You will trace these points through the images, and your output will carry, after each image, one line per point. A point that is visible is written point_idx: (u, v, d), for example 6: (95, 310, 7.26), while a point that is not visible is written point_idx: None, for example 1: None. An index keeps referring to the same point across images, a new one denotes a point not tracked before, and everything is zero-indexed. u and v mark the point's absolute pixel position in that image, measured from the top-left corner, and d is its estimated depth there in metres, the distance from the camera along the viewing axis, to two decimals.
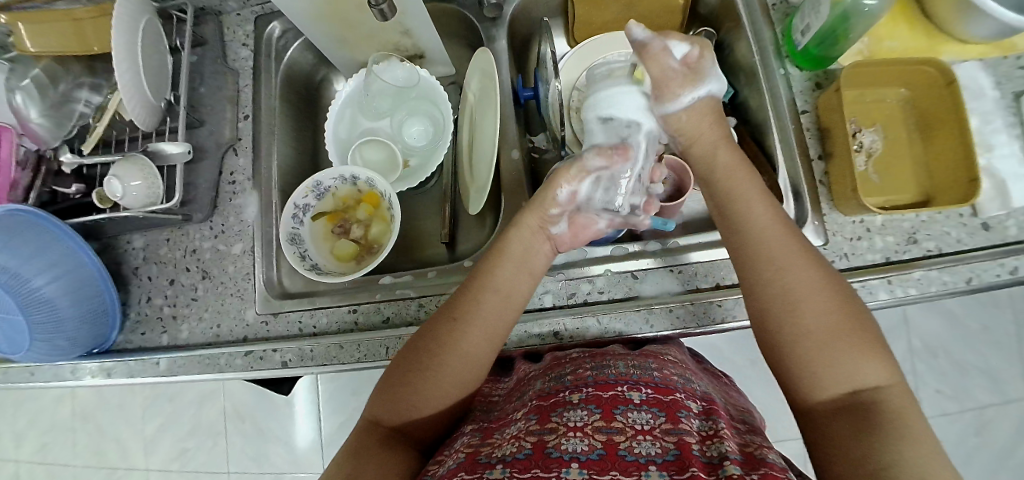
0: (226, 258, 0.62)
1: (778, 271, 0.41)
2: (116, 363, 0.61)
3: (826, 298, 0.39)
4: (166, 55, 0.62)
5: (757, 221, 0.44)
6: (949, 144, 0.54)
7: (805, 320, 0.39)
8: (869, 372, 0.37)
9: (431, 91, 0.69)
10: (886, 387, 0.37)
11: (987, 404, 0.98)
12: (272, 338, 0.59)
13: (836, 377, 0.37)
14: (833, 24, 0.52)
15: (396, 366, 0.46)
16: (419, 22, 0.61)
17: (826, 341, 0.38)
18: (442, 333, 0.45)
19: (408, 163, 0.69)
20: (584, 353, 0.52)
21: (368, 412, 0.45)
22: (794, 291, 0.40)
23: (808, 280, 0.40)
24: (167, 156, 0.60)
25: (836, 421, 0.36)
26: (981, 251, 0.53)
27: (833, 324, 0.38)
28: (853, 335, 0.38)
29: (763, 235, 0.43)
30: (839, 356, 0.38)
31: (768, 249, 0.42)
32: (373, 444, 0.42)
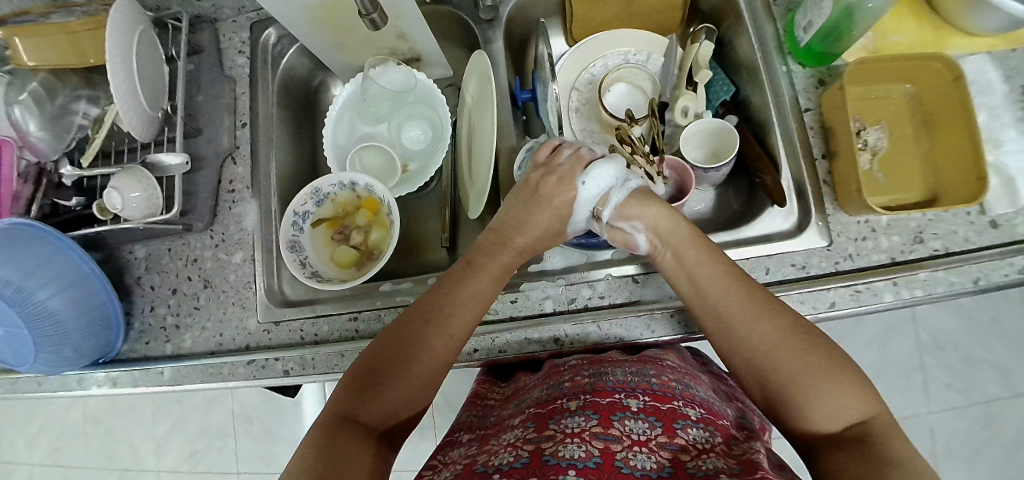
0: (228, 266, 0.62)
1: (743, 328, 0.43)
2: (122, 372, 0.61)
3: (792, 343, 0.41)
4: (161, 65, 0.61)
5: (720, 291, 0.44)
6: (956, 142, 0.53)
7: (784, 380, 0.40)
8: (851, 407, 0.38)
9: (428, 94, 0.69)
10: (870, 419, 0.38)
11: (997, 398, 0.96)
12: (274, 346, 0.59)
13: (820, 417, 0.39)
14: (834, 23, 0.51)
15: (364, 364, 0.44)
16: (413, 24, 0.60)
17: (805, 393, 0.39)
18: (417, 326, 0.46)
19: (408, 167, 0.68)
20: (582, 360, 0.52)
21: (328, 408, 0.42)
22: (762, 356, 0.41)
23: (763, 339, 0.41)
24: (165, 168, 0.60)
25: (834, 454, 0.37)
26: (990, 250, 0.53)
27: (807, 376, 0.39)
28: (828, 386, 0.39)
29: (722, 297, 0.44)
30: (821, 402, 0.39)
31: (733, 314, 0.43)
32: (340, 441, 0.39)
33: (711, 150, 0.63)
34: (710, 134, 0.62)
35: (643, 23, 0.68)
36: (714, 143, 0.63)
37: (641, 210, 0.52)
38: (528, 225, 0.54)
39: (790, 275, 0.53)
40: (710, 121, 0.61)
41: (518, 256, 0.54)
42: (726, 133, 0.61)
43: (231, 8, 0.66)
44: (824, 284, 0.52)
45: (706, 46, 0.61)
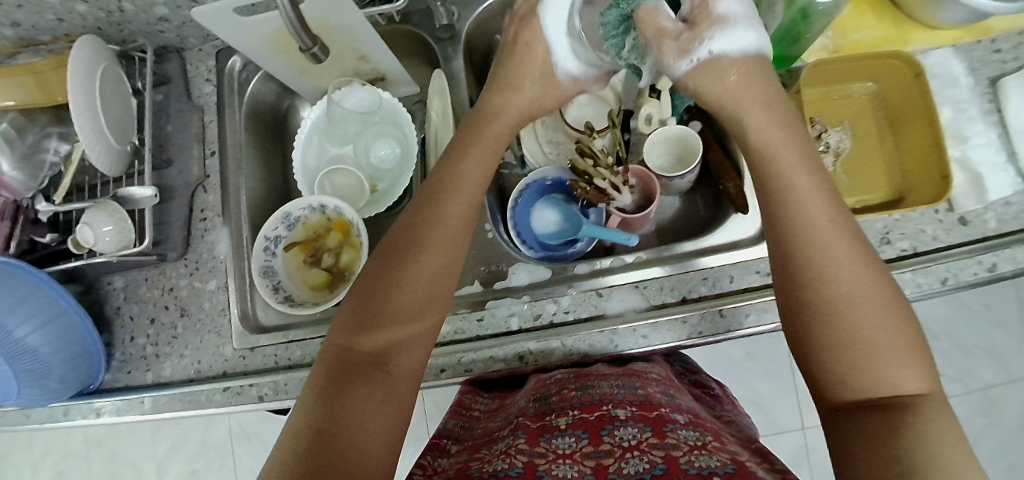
0: (202, 294, 0.63)
1: (818, 254, 0.37)
2: (106, 402, 0.63)
3: (867, 280, 0.36)
4: (128, 99, 0.62)
5: (807, 213, 0.39)
6: (919, 139, 0.52)
7: (841, 328, 0.35)
8: (901, 374, 0.34)
9: (394, 113, 0.69)
10: (924, 394, 0.33)
11: (993, 384, 0.95)
12: (250, 372, 0.60)
13: (861, 375, 0.34)
14: (788, 26, 0.50)
15: (368, 289, 0.43)
16: (372, 46, 0.60)
17: (869, 349, 0.34)
18: (421, 246, 0.44)
19: (376, 186, 0.68)
20: (567, 375, 0.53)
21: (331, 337, 0.42)
22: (841, 291, 0.36)
23: (852, 278, 0.36)
24: (133, 201, 0.61)
25: (869, 421, 0.33)
26: (958, 247, 0.52)
27: (881, 330, 0.35)
28: (892, 347, 0.34)
29: (802, 214, 0.39)
30: (881, 359, 0.34)
31: (812, 239, 0.38)
32: (344, 382, 0.39)
33: (676, 157, 0.63)
34: (674, 141, 0.62)
35: None
36: (679, 149, 0.62)
37: (719, 73, 0.48)
38: (515, 98, 0.57)
39: (755, 283, 0.53)
40: (672, 128, 0.62)
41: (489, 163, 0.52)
42: (689, 137, 0.61)
43: (196, 38, 0.66)
44: None
45: None
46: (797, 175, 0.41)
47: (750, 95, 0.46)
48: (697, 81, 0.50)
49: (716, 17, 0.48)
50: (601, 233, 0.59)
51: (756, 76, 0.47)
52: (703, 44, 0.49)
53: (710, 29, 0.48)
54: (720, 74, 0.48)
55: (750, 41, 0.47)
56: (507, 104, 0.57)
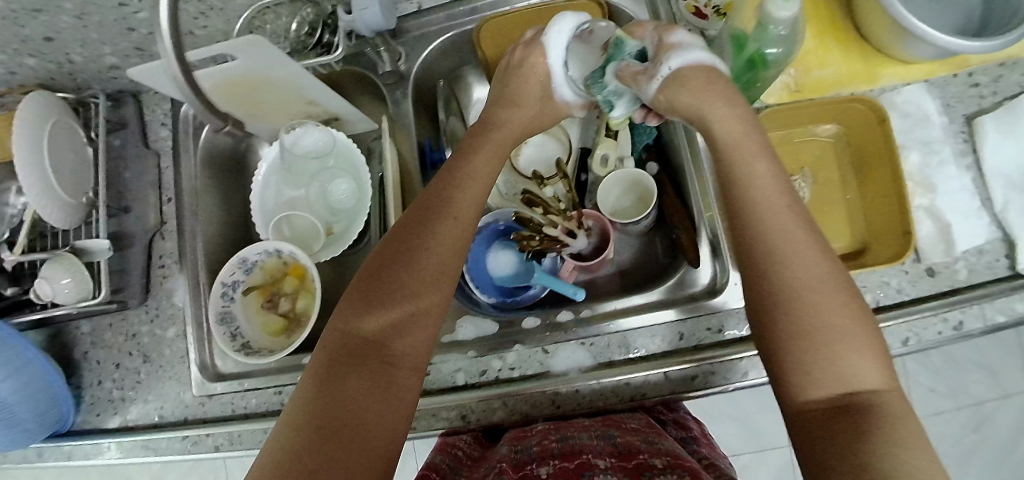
0: (162, 341, 0.64)
1: (776, 236, 0.36)
2: (73, 446, 0.64)
3: (821, 273, 0.35)
4: (83, 148, 0.63)
5: (768, 201, 0.38)
6: (882, 189, 0.49)
7: (804, 322, 0.34)
8: (865, 372, 0.33)
9: (349, 155, 0.68)
10: (883, 390, 0.33)
11: (985, 399, 0.91)
12: (208, 419, 0.61)
13: (824, 371, 0.33)
14: (739, 74, 0.48)
15: (369, 280, 0.45)
16: (318, 92, 0.59)
17: (827, 342, 0.33)
18: (421, 237, 0.45)
19: (333, 229, 0.68)
20: (550, 425, 0.50)
21: (334, 323, 0.44)
22: (805, 283, 0.35)
23: (812, 270, 0.35)
24: (90, 254, 0.61)
25: (831, 421, 0.32)
26: (925, 302, 0.49)
27: (842, 323, 0.34)
28: (854, 339, 0.34)
29: (763, 200, 0.38)
30: (842, 354, 0.33)
31: (771, 227, 0.37)
32: (343, 371, 0.41)
33: (633, 198, 0.62)
34: (630, 184, 0.61)
35: None
36: (636, 191, 0.62)
37: (681, 84, 0.45)
38: (515, 115, 0.55)
39: (705, 340, 0.51)
40: (627, 172, 0.60)
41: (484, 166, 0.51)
42: (644, 180, 0.60)
43: None
44: (737, 354, 0.49)
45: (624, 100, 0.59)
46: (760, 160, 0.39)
47: (724, 107, 0.42)
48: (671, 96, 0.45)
49: (672, 45, 0.47)
50: (550, 282, 0.58)
51: (712, 82, 0.44)
52: (664, 64, 0.46)
53: (663, 53, 0.47)
54: (681, 85, 0.44)
55: (699, 56, 0.45)
56: (509, 118, 0.55)
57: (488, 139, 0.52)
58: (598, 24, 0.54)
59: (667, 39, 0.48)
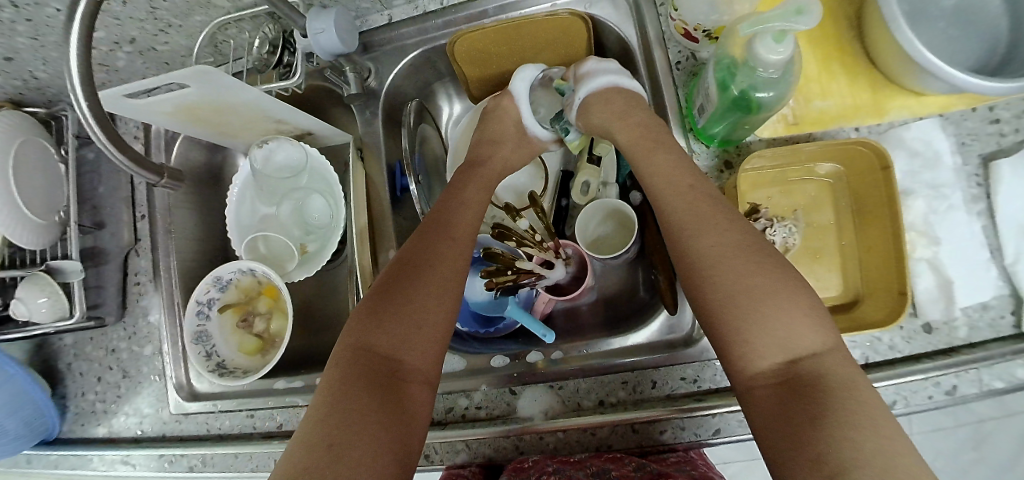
0: (140, 358, 0.65)
1: (688, 238, 0.42)
2: (60, 456, 0.66)
3: (743, 263, 0.39)
4: (55, 165, 0.62)
5: (675, 192, 0.44)
6: (880, 241, 0.45)
7: (724, 297, 0.39)
8: (804, 341, 0.37)
9: (324, 171, 0.66)
10: (823, 353, 0.37)
11: (984, 418, 0.64)
12: (184, 437, 0.62)
13: (764, 350, 0.38)
14: (725, 113, 0.44)
15: (377, 295, 0.45)
16: (285, 112, 0.57)
17: (753, 313, 0.38)
18: (425, 246, 0.47)
19: (306, 248, 0.66)
20: (546, 456, 0.48)
21: (345, 340, 0.43)
22: (719, 264, 0.40)
23: (720, 245, 0.40)
24: (64, 274, 0.60)
25: (789, 401, 0.36)
26: (920, 362, 0.46)
27: (777, 299, 0.38)
28: (790, 309, 0.38)
29: (666, 193, 0.44)
30: (778, 326, 0.37)
31: (675, 216, 0.43)
32: (354, 387, 0.40)
33: (616, 227, 0.59)
34: (611, 213, 0.58)
35: None
36: (618, 220, 0.59)
37: (588, 113, 0.52)
38: (500, 148, 0.57)
39: (679, 390, 0.49)
40: (610, 201, 0.57)
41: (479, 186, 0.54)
42: (625, 210, 0.57)
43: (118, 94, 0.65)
44: (709, 411, 0.47)
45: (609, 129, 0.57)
46: (658, 157, 0.46)
47: (621, 123, 0.49)
48: (593, 121, 0.52)
49: (582, 76, 0.53)
50: (522, 316, 0.55)
51: (613, 105, 0.50)
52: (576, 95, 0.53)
53: (577, 84, 0.53)
54: (593, 107, 0.51)
55: (601, 82, 0.51)
56: (495, 152, 0.56)
57: (476, 174, 0.55)
58: (552, 72, 0.58)
59: (580, 72, 0.54)
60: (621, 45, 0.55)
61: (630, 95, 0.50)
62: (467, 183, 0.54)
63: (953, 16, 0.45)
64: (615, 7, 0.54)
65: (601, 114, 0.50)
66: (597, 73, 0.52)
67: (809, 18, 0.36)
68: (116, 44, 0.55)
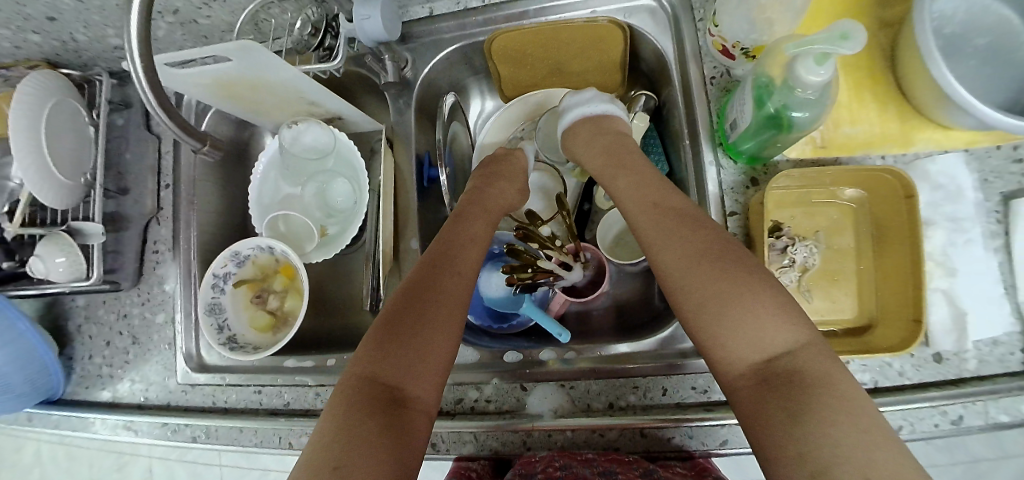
0: (152, 326, 0.65)
1: (657, 254, 0.45)
2: (61, 416, 0.67)
3: (706, 272, 0.41)
4: (85, 128, 0.63)
5: (646, 210, 0.47)
6: (898, 268, 0.46)
7: (691, 305, 0.41)
8: (776, 339, 0.38)
9: (350, 155, 0.66)
10: (795, 350, 0.37)
11: (981, 458, 0.65)
12: (189, 408, 0.62)
13: (742, 352, 0.39)
14: (757, 131, 0.44)
15: (384, 324, 0.45)
16: (319, 94, 0.58)
17: (724, 316, 0.40)
18: (430, 275, 0.48)
19: (326, 230, 0.66)
20: (554, 453, 0.49)
21: (352, 369, 0.43)
22: (683, 277, 0.42)
23: (683, 257, 0.43)
24: (85, 236, 0.61)
25: (767, 400, 0.36)
26: (927, 389, 0.47)
27: (751, 303, 0.39)
28: (756, 308, 0.39)
29: (642, 211, 0.48)
30: (749, 327, 0.39)
31: (644, 232, 0.46)
32: (356, 412, 0.40)
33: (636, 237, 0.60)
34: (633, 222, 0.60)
35: (577, 82, 0.63)
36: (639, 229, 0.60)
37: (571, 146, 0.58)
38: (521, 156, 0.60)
39: (690, 399, 0.50)
40: None
41: (486, 193, 0.57)
42: None
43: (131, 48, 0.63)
44: (717, 421, 0.48)
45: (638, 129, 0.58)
46: (625, 175, 0.51)
47: (590, 151, 0.54)
48: (575, 149, 0.56)
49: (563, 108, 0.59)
50: (536, 315, 0.56)
51: (582, 131, 0.55)
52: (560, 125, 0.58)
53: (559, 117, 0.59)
54: (572, 138, 0.57)
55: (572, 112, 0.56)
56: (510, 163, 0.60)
57: (486, 179, 0.58)
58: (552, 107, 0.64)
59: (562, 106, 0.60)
60: (657, 56, 0.56)
61: (598, 120, 0.55)
62: (473, 192, 0.57)
63: (987, 54, 0.46)
64: (653, 19, 0.55)
65: (579, 144, 0.56)
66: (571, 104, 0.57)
67: (854, 44, 0.37)
68: (159, 13, 0.56)
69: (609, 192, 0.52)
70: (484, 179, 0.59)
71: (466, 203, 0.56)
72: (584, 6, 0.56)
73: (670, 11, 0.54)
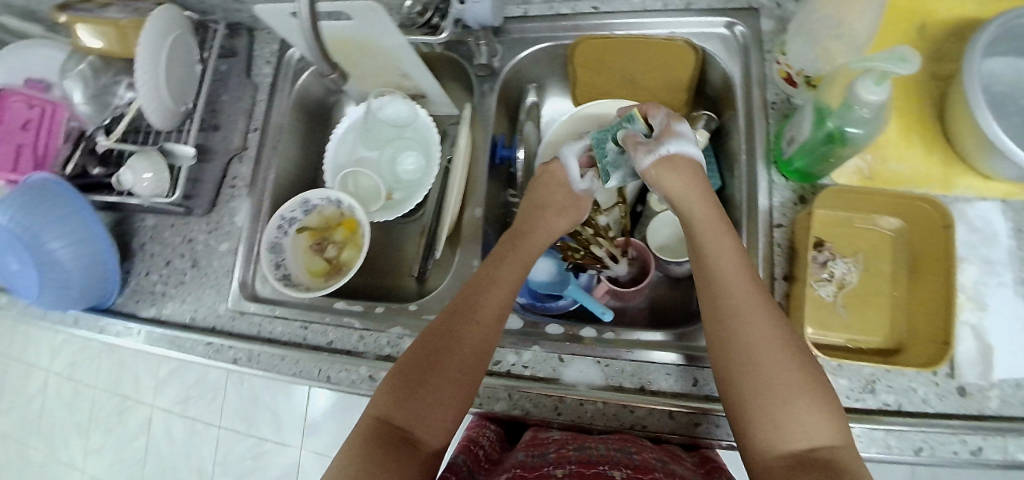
0: (214, 252, 0.69)
1: (734, 323, 0.44)
2: (108, 323, 0.70)
3: (779, 355, 0.42)
4: (194, 64, 0.69)
5: (732, 275, 0.47)
6: (932, 295, 0.49)
7: (757, 378, 0.42)
8: (823, 434, 0.39)
9: (425, 130, 0.71)
10: (837, 446, 0.39)
11: None
12: (234, 334, 0.65)
13: (792, 434, 0.39)
14: (815, 144, 0.48)
15: (398, 371, 0.47)
16: (414, 66, 0.64)
17: (786, 397, 0.40)
18: (448, 327, 0.50)
19: (392, 195, 0.71)
20: (568, 435, 0.51)
21: (370, 409, 0.46)
22: (759, 351, 0.42)
23: (762, 334, 0.43)
24: (176, 157, 0.67)
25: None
26: (948, 418, 0.49)
27: (807, 392, 0.40)
28: (811, 399, 0.40)
29: (724, 274, 0.47)
30: (802, 413, 0.40)
31: (728, 296, 0.46)
32: (372, 449, 0.42)
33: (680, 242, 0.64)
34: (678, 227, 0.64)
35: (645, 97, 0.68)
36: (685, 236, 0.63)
37: (670, 168, 0.53)
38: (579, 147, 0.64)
39: None
40: None
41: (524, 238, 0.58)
42: None
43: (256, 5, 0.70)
44: None
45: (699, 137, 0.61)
46: (721, 235, 0.49)
47: (697, 199, 0.52)
48: (673, 178, 0.53)
49: (675, 131, 0.55)
50: (583, 298, 0.59)
51: (686, 169, 0.52)
52: (663, 145, 0.54)
53: (667, 136, 0.54)
54: (675, 169, 0.53)
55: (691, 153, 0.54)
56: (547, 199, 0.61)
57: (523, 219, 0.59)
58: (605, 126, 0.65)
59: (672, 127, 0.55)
60: (725, 80, 0.61)
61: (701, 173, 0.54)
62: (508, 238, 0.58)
63: None
64: (725, 46, 0.61)
65: (682, 180, 0.53)
66: (685, 137, 0.55)
67: (912, 66, 0.40)
68: None
69: (701, 243, 0.50)
70: (548, 164, 0.64)
71: (504, 245, 0.58)
72: (664, 26, 0.62)
73: (742, 41, 0.60)
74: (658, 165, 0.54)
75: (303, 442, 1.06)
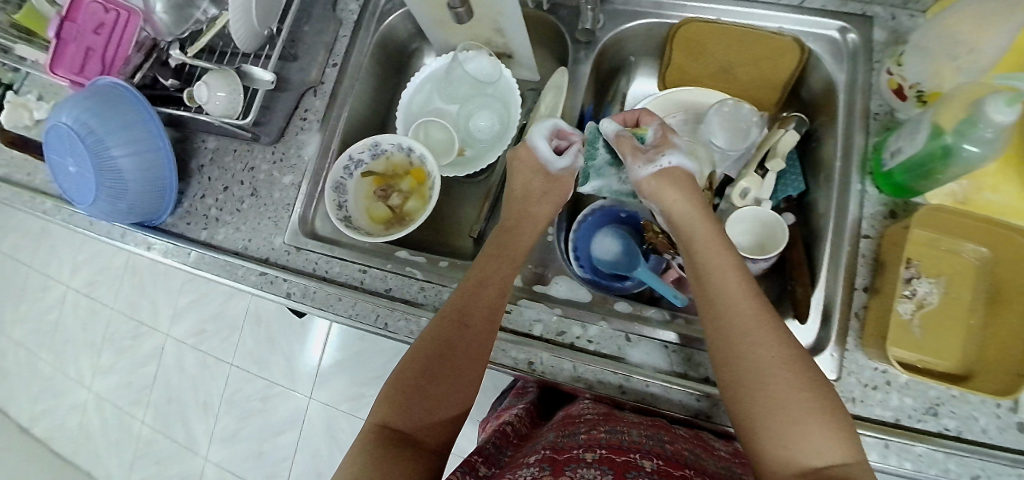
0: (275, 183, 0.68)
1: (729, 351, 0.43)
2: (158, 241, 0.69)
3: (776, 377, 0.40)
4: None
5: (727, 296, 0.45)
6: (1009, 328, 0.48)
7: (754, 402, 0.40)
8: (834, 452, 0.37)
9: (506, 91, 0.70)
10: (851, 464, 0.37)
11: None
12: (290, 269, 0.64)
13: (799, 457, 0.37)
14: (923, 160, 0.48)
15: (396, 380, 0.47)
16: (512, 23, 0.62)
17: (788, 419, 0.38)
18: (443, 331, 0.49)
19: (464, 151, 0.70)
20: (598, 415, 0.50)
21: (371, 418, 0.46)
22: (754, 377, 0.40)
23: (756, 358, 0.41)
24: (253, 80, 0.63)
25: None
26: (1008, 452, 0.48)
27: (810, 411, 0.38)
28: (814, 419, 0.38)
29: (717, 298, 0.45)
30: (807, 435, 0.37)
31: (723, 318, 0.44)
32: (373, 453, 0.42)
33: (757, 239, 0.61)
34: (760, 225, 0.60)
35: (737, 91, 0.67)
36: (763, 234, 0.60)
37: (664, 184, 0.54)
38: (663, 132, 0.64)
39: None
40: (765, 211, 0.59)
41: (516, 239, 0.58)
42: (777, 226, 0.59)
43: None
44: None
45: (791, 136, 0.59)
46: (714, 254, 0.47)
47: (695, 219, 0.51)
48: (664, 190, 0.53)
49: (671, 142, 0.56)
50: (651, 281, 0.59)
51: (683, 183, 0.53)
52: (663, 157, 0.55)
53: (664, 148, 0.56)
54: (677, 186, 0.53)
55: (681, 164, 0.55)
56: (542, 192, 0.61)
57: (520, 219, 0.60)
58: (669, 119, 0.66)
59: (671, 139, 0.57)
60: (827, 84, 0.61)
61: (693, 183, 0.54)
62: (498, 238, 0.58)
63: None
64: (832, 50, 0.60)
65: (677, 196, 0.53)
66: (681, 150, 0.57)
67: None
68: None
69: (693, 264, 0.48)
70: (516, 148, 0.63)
71: (494, 245, 0.57)
72: (772, 20, 0.61)
73: (851, 48, 0.59)
74: (655, 179, 0.54)
75: (312, 393, 1.05)
